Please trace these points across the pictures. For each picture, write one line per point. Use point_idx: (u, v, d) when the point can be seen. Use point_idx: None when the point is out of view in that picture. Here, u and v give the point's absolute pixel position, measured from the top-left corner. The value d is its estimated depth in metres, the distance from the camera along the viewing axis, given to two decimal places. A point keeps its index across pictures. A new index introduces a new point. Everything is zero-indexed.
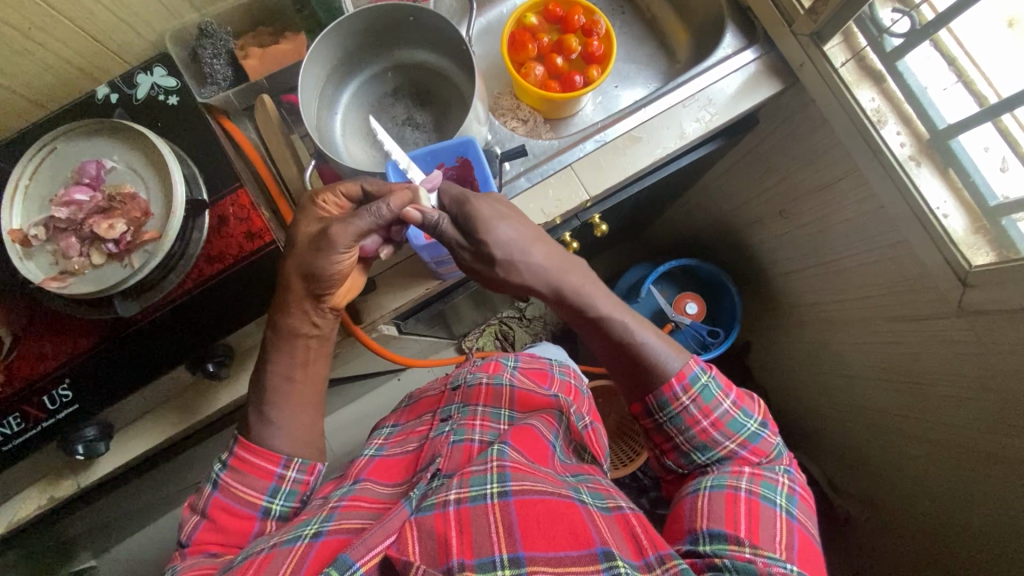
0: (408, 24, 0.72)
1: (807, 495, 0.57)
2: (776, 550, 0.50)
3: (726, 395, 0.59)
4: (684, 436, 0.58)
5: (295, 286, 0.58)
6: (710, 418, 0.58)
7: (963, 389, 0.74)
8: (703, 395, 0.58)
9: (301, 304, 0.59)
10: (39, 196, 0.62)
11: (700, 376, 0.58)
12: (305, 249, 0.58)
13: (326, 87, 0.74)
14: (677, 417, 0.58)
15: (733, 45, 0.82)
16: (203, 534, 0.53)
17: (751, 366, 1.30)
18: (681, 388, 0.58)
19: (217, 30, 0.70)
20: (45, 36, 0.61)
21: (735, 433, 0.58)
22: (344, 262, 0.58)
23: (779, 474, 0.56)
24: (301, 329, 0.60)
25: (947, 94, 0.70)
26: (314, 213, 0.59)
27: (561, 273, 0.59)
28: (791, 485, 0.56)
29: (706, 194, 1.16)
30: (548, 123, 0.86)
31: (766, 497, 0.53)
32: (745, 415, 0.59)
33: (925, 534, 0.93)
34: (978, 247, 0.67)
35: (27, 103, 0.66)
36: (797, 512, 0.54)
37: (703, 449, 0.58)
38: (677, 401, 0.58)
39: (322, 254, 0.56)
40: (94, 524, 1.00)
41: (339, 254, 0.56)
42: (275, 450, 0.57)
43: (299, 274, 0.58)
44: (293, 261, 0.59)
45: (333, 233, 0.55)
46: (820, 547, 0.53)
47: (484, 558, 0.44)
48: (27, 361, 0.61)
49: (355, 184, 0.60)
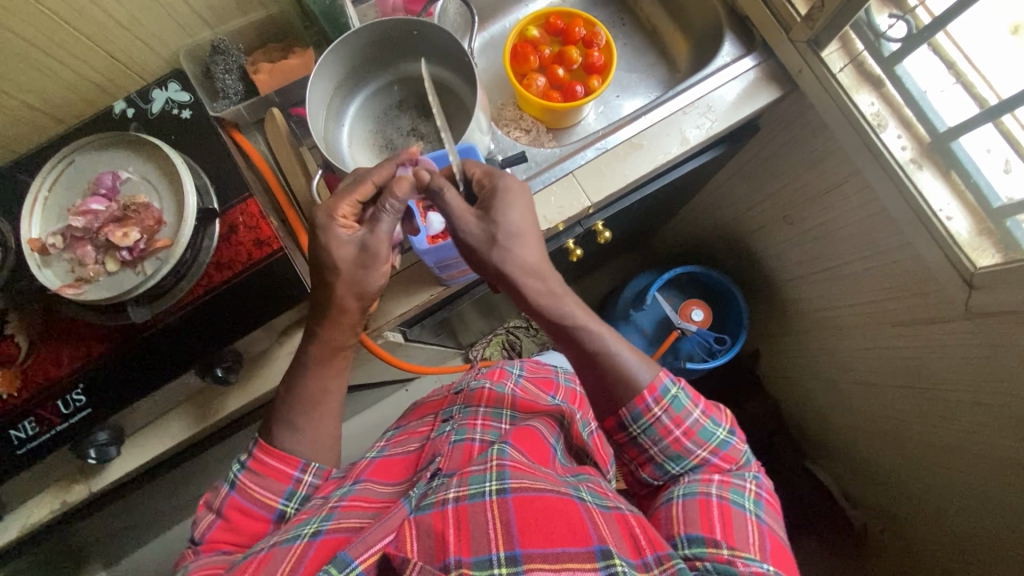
0: (413, 38, 0.75)
1: (774, 500, 0.58)
2: (751, 551, 0.50)
3: (696, 405, 0.59)
4: (658, 447, 0.58)
5: (350, 306, 0.59)
6: (682, 427, 0.57)
7: (975, 393, 0.73)
8: (675, 406, 0.57)
9: (348, 319, 0.60)
10: (57, 206, 0.64)
11: (670, 388, 0.58)
12: (348, 269, 0.58)
13: (333, 99, 0.76)
14: (650, 428, 0.57)
15: (732, 52, 0.83)
16: (218, 532, 0.54)
17: (760, 375, 1.29)
18: (653, 400, 0.57)
19: (229, 47, 0.74)
20: (66, 55, 0.64)
21: (706, 441, 0.58)
22: (387, 270, 0.60)
23: (747, 480, 0.57)
24: (326, 335, 0.61)
25: (945, 96, 0.71)
26: (338, 233, 0.58)
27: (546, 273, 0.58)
28: (757, 490, 0.57)
29: (710, 203, 1.17)
30: (551, 132, 0.88)
31: (735, 501, 0.54)
32: (714, 423, 0.59)
33: (940, 543, 0.92)
34: (984, 250, 0.67)
35: (46, 117, 0.69)
36: (765, 515, 0.54)
37: (676, 458, 0.58)
38: (649, 413, 0.57)
39: (371, 270, 0.58)
40: (105, 532, 1.01)
41: (383, 265, 0.59)
42: (296, 455, 0.58)
43: (353, 296, 0.59)
44: (343, 286, 0.58)
45: (376, 246, 0.57)
46: (790, 550, 0.53)
47: (481, 557, 0.44)
48: (43, 366, 0.63)
49: (367, 185, 0.59)
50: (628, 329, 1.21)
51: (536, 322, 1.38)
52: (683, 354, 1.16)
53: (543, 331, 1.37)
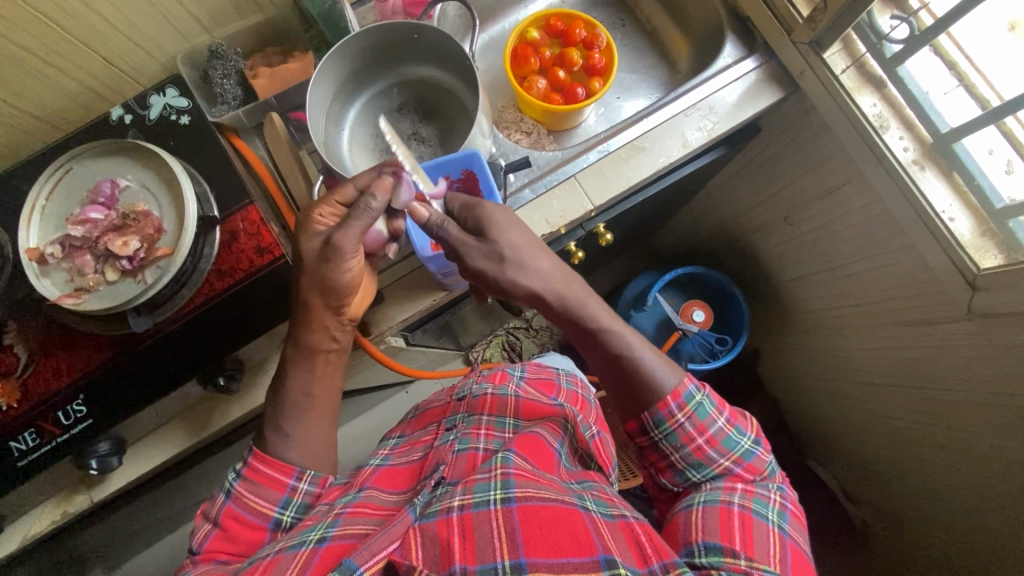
0: (413, 40, 0.74)
1: (800, 513, 0.57)
2: (770, 563, 0.50)
3: (720, 413, 0.59)
4: (680, 454, 0.58)
5: (316, 302, 0.58)
6: (705, 435, 0.58)
7: (977, 393, 0.73)
8: (698, 413, 0.58)
9: (321, 318, 0.59)
10: (55, 215, 0.63)
11: (695, 394, 0.59)
12: (313, 264, 0.57)
13: (333, 104, 0.76)
14: (672, 434, 0.58)
15: (733, 54, 0.83)
16: (214, 542, 0.53)
17: (761, 374, 1.30)
18: (677, 406, 0.58)
19: (228, 52, 0.73)
20: (62, 61, 0.63)
21: (729, 450, 0.58)
22: (354, 267, 0.57)
23: (772, 490, 0.56)
24: (322, 344, 0.60)
25: (947, 98, 0.71)
26: (314, 229, 0.57)
27: (564, 285, 0.59)
28: (783, 502, 0.56)
29: (710, 202, 1.17)
30: (552, 135, 0.87)
31: (758, 512, 0.53)
32: (739, 433, 0.59)
33: (943, 541, 0.92)
34: (986, 251, 0.67)
35: (42, 124, 0.68)
36: (789, 527, 0.54)
37: (698, 466, 0.58)
38: (672, 418, 0.58)
39: (331, 264, 0.56)
40: (106, 540, 1.00)
41: (349, 260, 0.56)
42: (290, 463, 0.57)
43: (317, 290, 0.57)
44: (307, 279, 0.57)
45: (337, 241, 0.54)
46: (811, 561, 0.53)
47: (487, 564, 0.44)
48: (43, 377, 0.62)
49: (348, 187, 0.57)
50: None
51: (536, 323, 1.37)
52: (683, 355, 1.15)
53: (544, 332, 1.37)
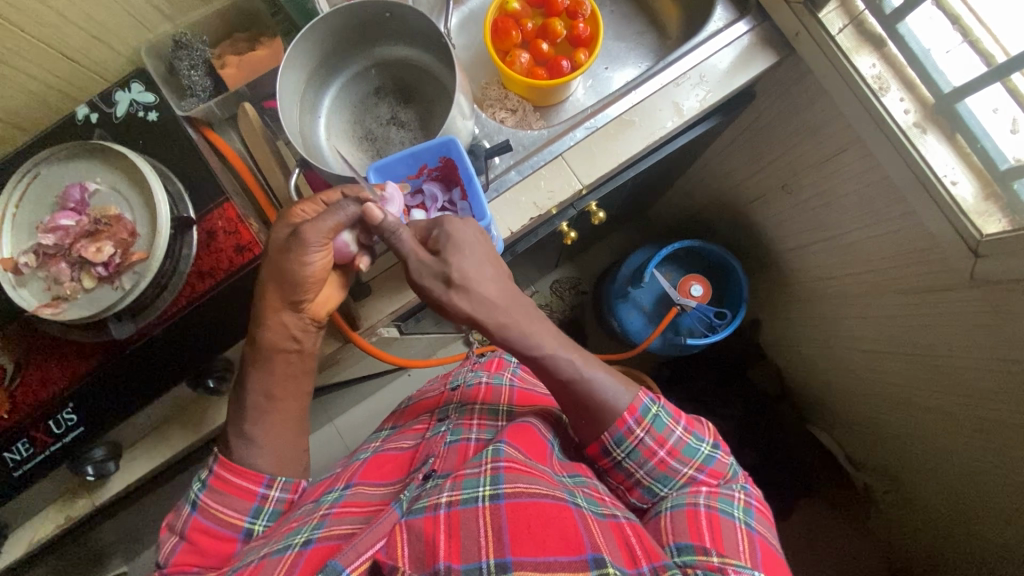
0: (386, 20, 0.71)
1: (765, 508, 0.59)
2: (741, 558, 0.50)
3: (677, 422, 0.60)
4: (644, 469, 0.58)
5: (271, 295, 0.57)
6: (666, 446, 0.58)
7: (980, 360, 0.72)
8: (656, 425, 0.59)
9: (279, 315, 0.58)
10: (27, 223, 0.61)
11: (650, 407, 0.59)
12: (276, 254, 0.56)
13: (307, 91, 0.73)
14: (634, 452, 0.58)
15: (724, 17, 0.79)
16: (182, 555, 0.52)
17: (762, 344, 1.28)
18: (635, 421, 0.58)
19: (193, 42, 0.70)
20: (20, 60, 0.60)
21: (691, 458, 0.59)
22: (317, 262, 0.56)
23: (736, 490, 0.57)
24: (281, 343, 0.59)
25: (951, 56, 0.68)
26: (284, 220, 0.58)
27: (508, 310, 0.57)
28: (747, 498, 0.57)
29: (706, 172, 1.13)
30: (537, 111, 0.84)
31: (724, 510, 0.54)
32: (697, 439, 0.60)
33: (949, 505, 0.92)
34: (990, 215, 0.64)
35: (8, 127, 0.66)
36: (756, 523, 0.55)
37: (664, 479, 0.58)
38: (632, 435, 0.58)
39: (292, 255, 0.54)
40: (120, 533, 1.02)
41: (311, 254, 0.55)
42: (258, 470, 0.57)
43: (274, 281, 0.57)
44: (267, 269, 0.57)
45: (303, 231, 0.53)
46: (781, 554, 0.54)
47: (472, 564, 0.44)
48: (29, 387, 0.61)
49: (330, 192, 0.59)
50: (627, 306, 1.19)
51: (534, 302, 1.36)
52: (683, 329, 1.15)
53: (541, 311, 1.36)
